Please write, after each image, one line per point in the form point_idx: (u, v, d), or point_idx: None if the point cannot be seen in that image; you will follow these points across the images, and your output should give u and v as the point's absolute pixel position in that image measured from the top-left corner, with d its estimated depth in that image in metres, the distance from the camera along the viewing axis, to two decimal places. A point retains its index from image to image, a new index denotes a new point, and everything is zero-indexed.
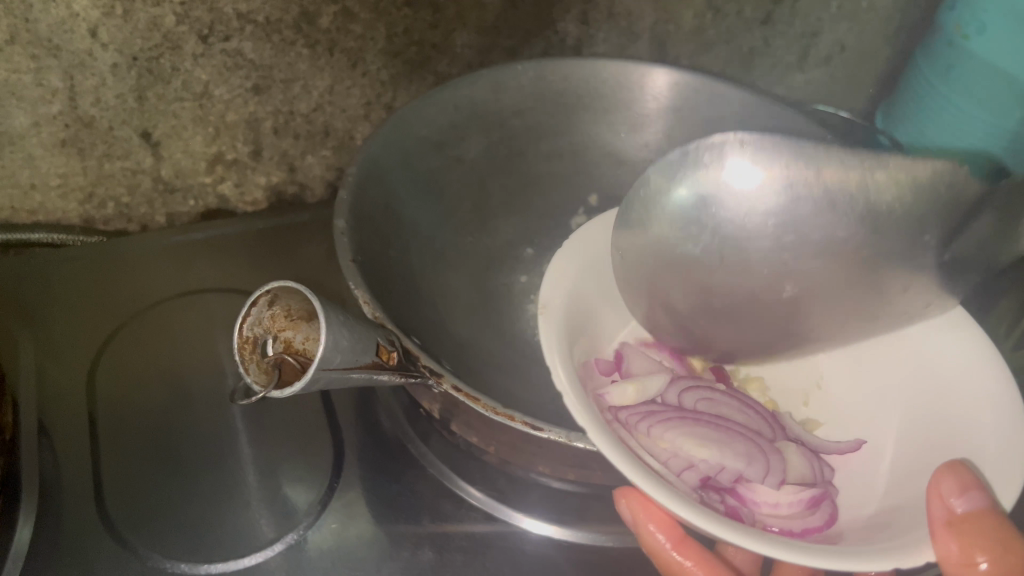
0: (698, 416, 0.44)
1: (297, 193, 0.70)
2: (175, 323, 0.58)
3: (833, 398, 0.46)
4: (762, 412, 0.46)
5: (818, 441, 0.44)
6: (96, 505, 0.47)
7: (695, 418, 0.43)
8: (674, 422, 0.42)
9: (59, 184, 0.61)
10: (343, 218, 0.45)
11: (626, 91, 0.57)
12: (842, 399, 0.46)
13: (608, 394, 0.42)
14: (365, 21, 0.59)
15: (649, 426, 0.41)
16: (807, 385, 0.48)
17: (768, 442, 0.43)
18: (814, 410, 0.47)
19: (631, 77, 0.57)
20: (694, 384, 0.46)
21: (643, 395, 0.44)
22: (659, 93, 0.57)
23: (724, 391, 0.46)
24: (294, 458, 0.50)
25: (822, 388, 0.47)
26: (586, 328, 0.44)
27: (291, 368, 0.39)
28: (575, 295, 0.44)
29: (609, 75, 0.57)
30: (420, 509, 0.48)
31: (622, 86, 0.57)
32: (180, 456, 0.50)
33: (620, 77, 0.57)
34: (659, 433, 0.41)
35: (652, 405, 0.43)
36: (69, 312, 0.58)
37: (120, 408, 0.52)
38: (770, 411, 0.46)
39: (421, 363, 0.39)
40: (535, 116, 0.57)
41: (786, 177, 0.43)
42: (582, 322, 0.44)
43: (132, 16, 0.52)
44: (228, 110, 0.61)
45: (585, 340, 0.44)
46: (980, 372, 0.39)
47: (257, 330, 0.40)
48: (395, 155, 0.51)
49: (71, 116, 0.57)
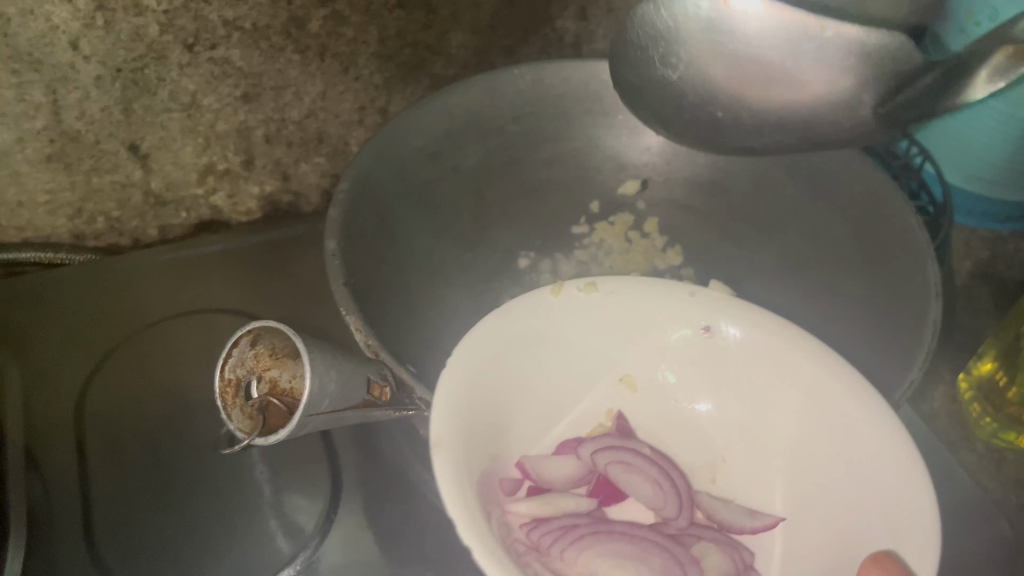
0: (611, 525, 0.43)
1: (292, 203, 0.68)
2: (164, 348, 0.56)
3: (736, 477, 0.45)
4: (677, 484, 0.45)
5: (728, 514, 0.43)
6: (86, 543, 0.46)
7: (610, 531, 0.42)
8: (585, 540, 0.41)
9: (47, 200, 0.59)
10: (335, 238, 0.43)
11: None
12: (748, 471, 0.44)
13: (511, 512, 0.41)
14: (357, 24, 0.57)
15: (562, 551, 0.40)
16: (711, 458, 0.46)
17: (685, 549, 0.42)
18: (724, 488, 0.45)
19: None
20: (614, 445, 0.45)
21: (558, 508, 0.42)
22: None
23: (646, 455, 0.45)
24: (292, 486, 0.48)
25: (726, 461, 0.45)
26: (481, 448, 0.40)
27: (278, 411, 0.37)
28: (478, 392, 0.41)
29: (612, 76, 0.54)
30: (423, 538, 0.46)
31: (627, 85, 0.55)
32: (176, 488, 0.48)
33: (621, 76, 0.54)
34: (572, 557, 0.40)
35: (563, 517, 0.42)
36: (58, 337, 0.56)
37: (111, 437, 0.51)
38: (687, 484, 0.45)
39: (414, 396, 0.38)
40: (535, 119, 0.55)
41: None
42: (480, 439, 0.40)
43: (113, 26, 0.50)
44: (219, 120, 0.59)
45: (485, 459, 0.41)
46: (897, 475, 0.36)
47: (240, 372, 0.38)
48: (388, 168, 0.49)
49: (56, 130, 0.55)
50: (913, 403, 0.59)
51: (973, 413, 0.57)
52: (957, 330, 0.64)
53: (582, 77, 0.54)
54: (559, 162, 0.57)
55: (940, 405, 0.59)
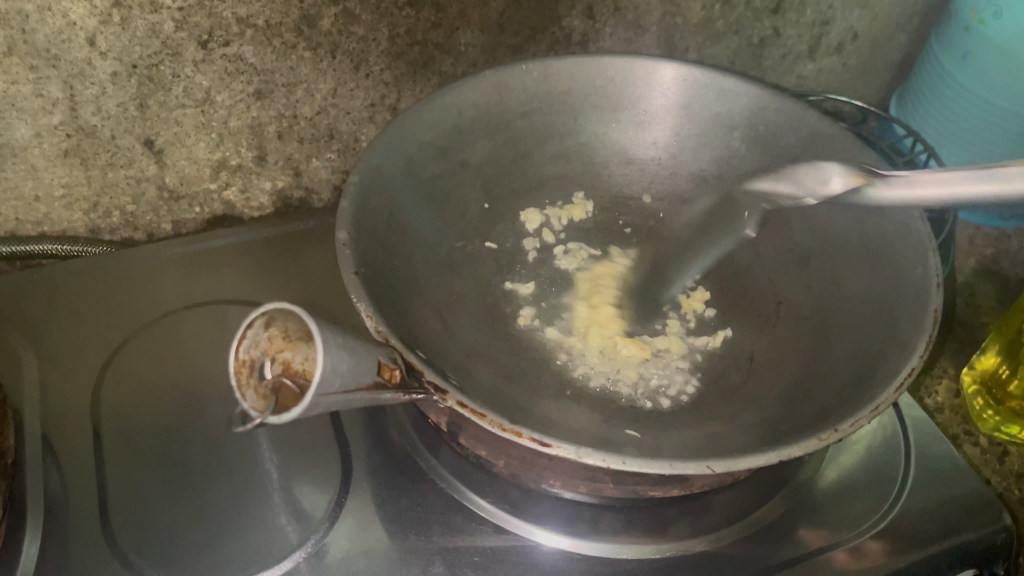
0: None
1: (303, 198, 0.68)
2: (178, 338, 0.57)
3: None
4: None
5: None
6: (100, 523, 0.46)
7: None
8: None
9: (63, 194, 0.60)
10: (346, 229, 0.43)
11: (630, 85, 0.57)
12: None
13: None
14: (367, 22, 0.58)
15: None
16: None
17: None
18: None
19: (639, 69, 0.56)
20: None
21: None
22: (669, 96, 0.57)
23: None
24: (303, 473, 0.49)
25: None
26: None
27: (291, 393, 0.33)
28: None
29: (615, 72, 0.56)
30: (431, 522, 0.47)
31: (629, 78, 0.57)
32: (188, 472, 0.49)
33: (623, 69, 0.56)
34: None
35: None
36: (75, 328, 0.58)
37: (125, 424, 0.52)
38: None
39: (425, 379, 0.38)
40: (540, 112, 0.57)
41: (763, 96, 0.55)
42: None
43: (129, 23, 0.52)
44: (232, 116, 0.60)
45: None
46: None
47: (253, 353, 0.34)
48: (398, 161, 0.50)
49: (72, 126, 0.56)
50: (915, 394, 0.59)
51: (975, 408, 0.58)
52: (958, 325, 0.64)
53: (583, 74, 0.56)
54: (557, 153, 0.59)
55: (944, 399, 0.59)
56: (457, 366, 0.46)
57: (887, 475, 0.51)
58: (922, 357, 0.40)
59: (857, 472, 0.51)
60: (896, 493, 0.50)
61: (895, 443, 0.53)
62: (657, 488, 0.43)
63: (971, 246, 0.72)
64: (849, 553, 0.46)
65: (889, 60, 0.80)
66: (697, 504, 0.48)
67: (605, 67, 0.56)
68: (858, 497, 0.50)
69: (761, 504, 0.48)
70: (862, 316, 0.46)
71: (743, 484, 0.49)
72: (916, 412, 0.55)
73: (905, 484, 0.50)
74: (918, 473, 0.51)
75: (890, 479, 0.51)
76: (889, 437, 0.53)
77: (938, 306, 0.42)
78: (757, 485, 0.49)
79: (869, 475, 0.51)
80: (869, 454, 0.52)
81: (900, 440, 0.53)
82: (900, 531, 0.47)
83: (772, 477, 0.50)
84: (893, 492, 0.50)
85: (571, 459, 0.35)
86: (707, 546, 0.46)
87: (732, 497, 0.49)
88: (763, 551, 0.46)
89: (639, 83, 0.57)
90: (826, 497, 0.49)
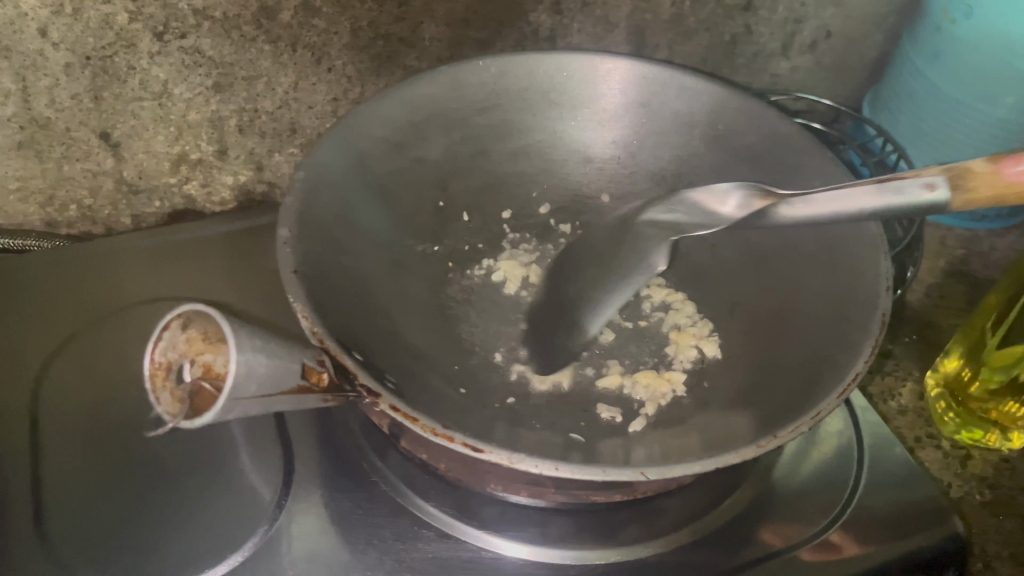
0: None
1: (267, 193, 0.67)
2: (128, 333, 0.57)
3: None
4: None
5: None
6: (36, 524, 0.45)
7: None
8: None
9: (18, 187, 0.60)
10: (288, 226, 0.43)
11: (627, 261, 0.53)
12: None
13: None
14: (329, 15, 0.56)
15: None
16: None
17: None
18: None
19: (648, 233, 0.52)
20: None
21: None
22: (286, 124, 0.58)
23: None
24: (248, 474, 0.48)
25: None
26: None
27: (211, 396, 0.33)
28: None
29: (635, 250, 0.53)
30: (374, 527, 0.46)
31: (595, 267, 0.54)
32: (131, 471, 0.48)
33: (567, 104, 0.57)
34: None
35: None
36: (23, 321, 0.57)
37: (68, 419, 0.51)
38: None
39: (357, 381, 0.37)
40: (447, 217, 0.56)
41: (719, 96, 0.54)
42: None
43: (82, 14, 0.51)
44: (191, 110, 0.59)
45: None
46: None
47: (170, 355, 0.33)
48: (350, 157, 0.49)
49: (26, 118, 0.55)
50: (877, 396, 0.58)
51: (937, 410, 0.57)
52: (925, 328, 0.64)
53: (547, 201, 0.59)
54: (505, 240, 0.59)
55: (908, 401, 0.59)
56: (402, 370, 0.45)
57: (840, 479, 0.50)
58: (866, 363, 0.39)
59: (810, 477, 0.50)
60: (847, 498, 0.49)
61: (851, 444, 0.52)
62: (598, 493, 0.43)
63: (941, 248, 0.71)
64: (796, 560, 0.46)
65: (866, 58, 0.79)
66: (647, 509, 0.47)
67: (548, 103, 0.57)
68: (811, 501, 0.49)
69: (710, 510, 0.48)
70: (814, 319, 0.46)
71: (694, 489, 0.49)
72: (873, 418, 0.54)
73: (857, 488, 0.50)
74: (871, 480, 0.50)
75: (843, 483, 0.50)
76: (844, 439, 0.53)
77: (885, 310, 0.41)
78: (708, 489, 0.49)
79: (821, 479, 0.50)
80: (824, 457, 0.52)
81: (855, 443, 0.52)
82: (848, 538, 0.47)
83: (726, 481, 0.49)
84: (845, 495, 0.50)
85: (503, 464, 0.35)
86: (653, 552, 0.46)
87: (682, 502, 0.48)
88: (709, 557, 0.45)
89: (579, 130, 0.58)
90: (777, 500, 0.49)
